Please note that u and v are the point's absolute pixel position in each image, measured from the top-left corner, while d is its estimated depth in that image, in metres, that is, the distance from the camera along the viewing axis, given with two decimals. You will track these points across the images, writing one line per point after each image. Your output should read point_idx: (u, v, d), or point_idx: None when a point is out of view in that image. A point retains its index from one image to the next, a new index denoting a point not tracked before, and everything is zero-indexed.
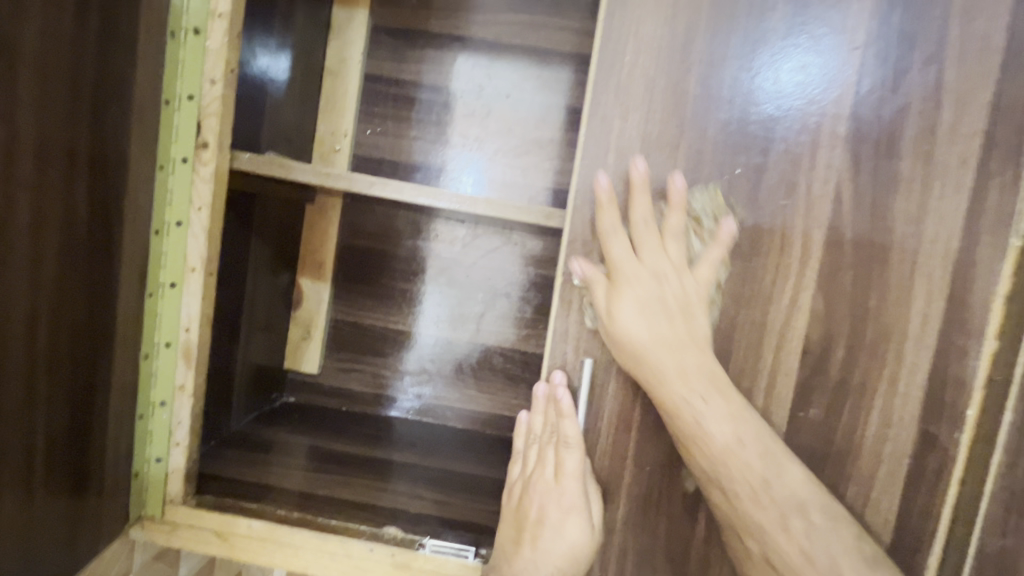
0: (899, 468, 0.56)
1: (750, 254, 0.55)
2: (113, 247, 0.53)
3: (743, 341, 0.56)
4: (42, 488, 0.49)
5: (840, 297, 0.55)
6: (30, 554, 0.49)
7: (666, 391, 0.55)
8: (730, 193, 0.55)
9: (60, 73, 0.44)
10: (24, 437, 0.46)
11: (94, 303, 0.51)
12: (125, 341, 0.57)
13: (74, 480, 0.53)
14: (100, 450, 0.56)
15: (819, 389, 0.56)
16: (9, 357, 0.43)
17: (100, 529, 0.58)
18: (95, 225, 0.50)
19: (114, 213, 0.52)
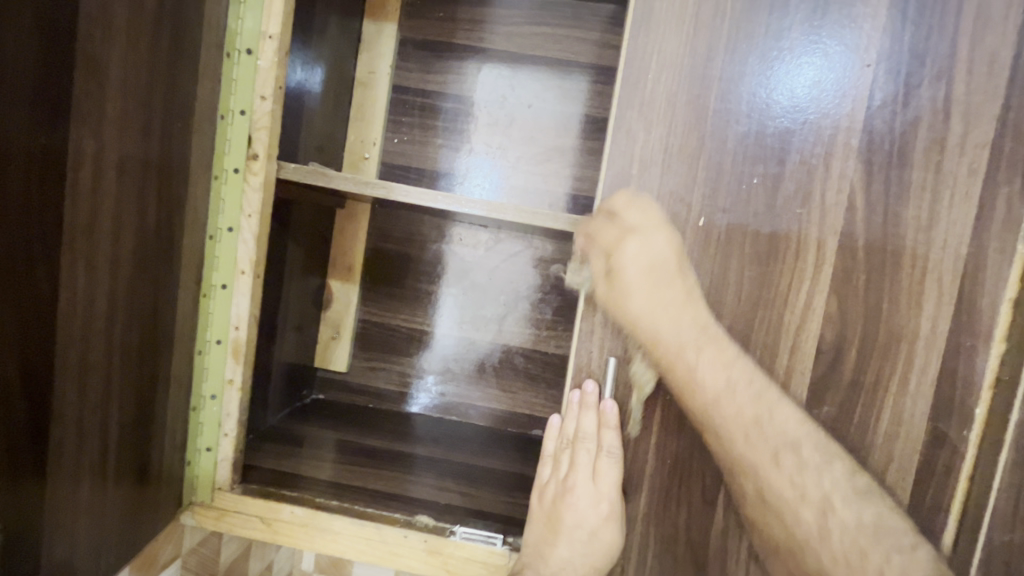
0: (910, 464, 0.59)
1: (767, 259, 0.58)
2: (175, 250, 0.57)
3: (760, 341, 0.59)
4: (113, 471, 0.53)
5: (853, 301, 0.58)
6: (101, 531, 0.53)
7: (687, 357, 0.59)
8: (749, 202, 0.58)
9: (138, 92, 0.48)
10: (101, 423, 0.50)
11: (159, 301, 0.56)
12: (182, 337, 0.61)
13: (138, 466, 0.57)
14: (160, 439, 0.60)
15: (832, 387, 0.59)
16: (92, 349, 0.47)
17: (158, 513, 0.62)
18: (161, 230, 0.54)
19: (176, 219, 0.56)
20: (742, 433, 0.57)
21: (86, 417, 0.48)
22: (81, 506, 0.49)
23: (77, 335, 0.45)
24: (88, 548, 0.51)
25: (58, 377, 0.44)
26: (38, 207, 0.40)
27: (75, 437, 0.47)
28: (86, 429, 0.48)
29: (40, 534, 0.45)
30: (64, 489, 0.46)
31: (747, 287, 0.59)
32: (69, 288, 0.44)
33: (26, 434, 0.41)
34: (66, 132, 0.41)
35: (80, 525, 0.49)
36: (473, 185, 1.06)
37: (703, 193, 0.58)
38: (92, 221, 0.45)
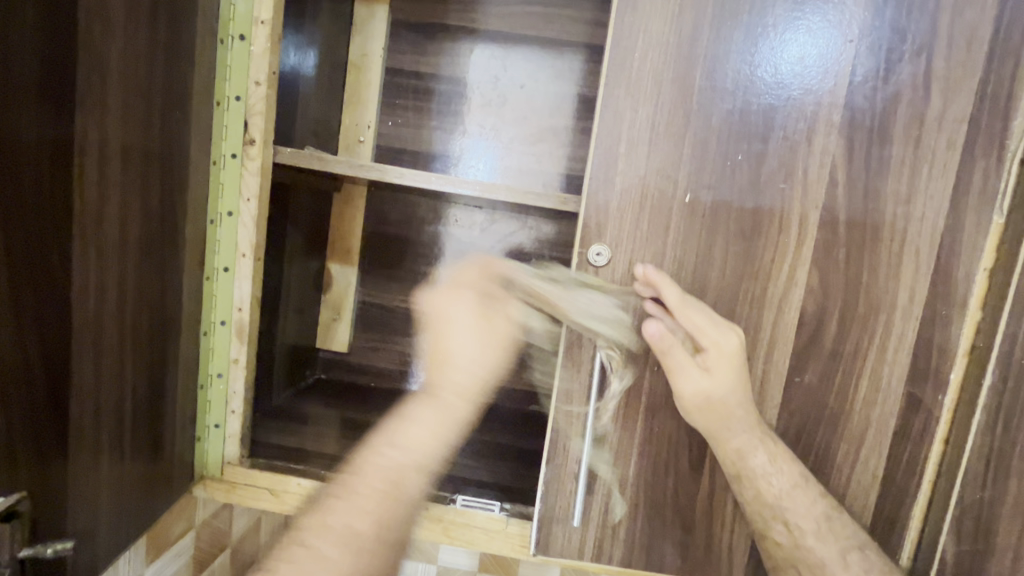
0: (887, 428, 0.62)
1: (751, 234, 0.60)
2: (178, 235, 0.59)
3: (744, 313, 0.61)
4: (129, 446, 0.56)
5: (834, 273, 0.60)
6: (122, 501, 0.56)
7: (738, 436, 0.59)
8: (733, 178, 0.60)
9: (137, 81, 0.50)
10: (117, 401, 0.53)
11: (166, 283, 0.58)
12: (188, 319, 0.64)
13: (152, 442, 0.60)
14: (171, 416, 0.63)
15: (813, 356, 0.62)
16: (104, 331, 0.50)
17: (172, 486, 0.65)
18: (164, 216, 0.56)
19: (178, 205, 0.58)
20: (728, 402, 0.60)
21: (103, 395, 0.50)
22: (103, 477, 0.52)
23: (93, 317, 0.48)
24: (109, 517, 0.54)
25: (76, 357, 0.46)
26: (52, 196, 0.42)
27: (95, 415, 0.50)
28: (102, 407, 0.51)
29: (68, 501, 0.48)
30: (86, 461, 0.49)
31: (731, 262, 0.61)
32: (82, 273, 0.46)
33: (49, 409, 0.44)
34: (74, 122, 0.43)
35: (101, 495, 0.52)
36: (469, 168, 1.07)
37: (689, 171, 0.60)
38: (100, 209, 0.47)
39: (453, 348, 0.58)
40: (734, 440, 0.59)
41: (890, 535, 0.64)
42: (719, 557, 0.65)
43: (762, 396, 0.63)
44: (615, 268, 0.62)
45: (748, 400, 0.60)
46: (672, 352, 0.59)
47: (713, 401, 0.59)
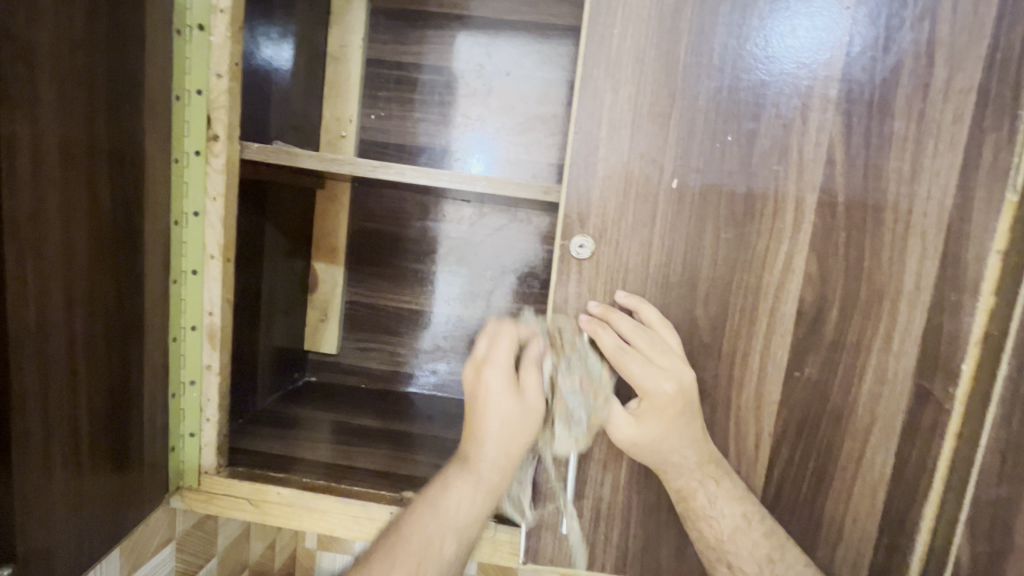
0: (894, 423, 0.58)
1: (744, 220, 0.56)
2: (136, 237, 0.56)
3: (738, 304, 0.58)
4: (89, 460, 0.53)
5: (834, 259, 0.56)
6: (83, 517, 0.54)
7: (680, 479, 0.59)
8: (723, 161, 0.56)
9: (77, 75, 0.47)
10: (71, 414, 0.50)
11: (124, 288, 0.55)
12: (154, 325, 0.61)
13: (117, 454, 0.57)
14: (139, 427, 0.60)
15: (813, 349, 0.58)
16: (51, 341, 0.47)
17: (144, 498, 0.63)
18: (119, 218, 0.54)
19: (135, 206, 0.56)
20: None
21: (53, 408, 0.48)
22: (57, 494, 0.50)
23: (35, 327, 0.45)
24: (69, 534, 0.52)
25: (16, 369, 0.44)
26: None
27: (44, 429, 0.47)
28: (53, 420, 0.48)
29: (14, 521, 0.45)
30: (35, 478, 0.47)
31: (723, 250, 0.57)
32: (20, 280, 0.43)
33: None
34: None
35: (56, 512, 0.50)
36: (471, 166, 1.04)
37: (675, 154, 0.56)
38: (38, 212, 0.44)
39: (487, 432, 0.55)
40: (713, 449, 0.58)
41: (900, 536, 0.60)
42: None
43: (759, 392, 0.59)
44: (599, 260, 0.58)
45: (692, 441, 0.57)
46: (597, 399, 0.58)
47: (644, 448, 0.57)
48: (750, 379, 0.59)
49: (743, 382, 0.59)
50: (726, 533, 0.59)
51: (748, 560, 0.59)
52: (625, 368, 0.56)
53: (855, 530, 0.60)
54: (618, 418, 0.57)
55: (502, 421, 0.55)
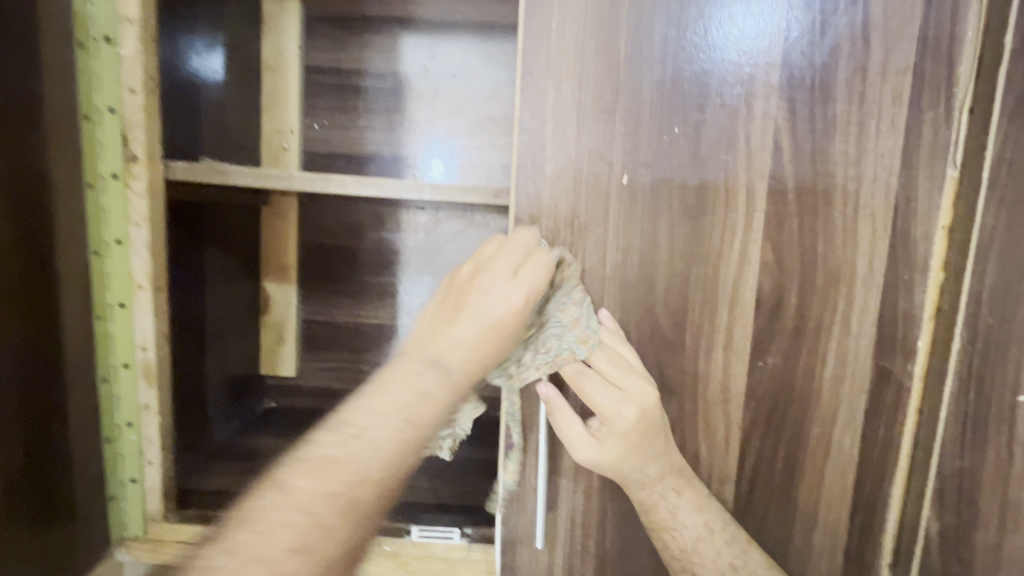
0: (858, 405, 0.58)
1: (698, 212, 0.55)
2: (49, 272, 0.52)
3: (698, 298, 0.57)
4: (7, 522, 0.48)
5: (788, 246, 0.56)
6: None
7: (645, 492, 0.57)
8: (672, 153, 0.54)
9: None
10: None
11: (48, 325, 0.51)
12: (78, 366, 0.56)
13: (42, 511, 0.52)
14: (67, 478, 0.55)
15: (775, 336, 0.57)
16: None
17: (80, 555, 0.57)
18: (25, 252, 0.49)
19: (44, 238, 0.51)
20: None
21: None
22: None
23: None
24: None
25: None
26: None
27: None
28: None
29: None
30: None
31: (679, 244, 0.56)
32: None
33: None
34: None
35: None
36: (431, 170, 1.00)
37: (623, 149, 0.54)
38: None
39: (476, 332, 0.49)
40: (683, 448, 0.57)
41: (872, 515, 0.60)
42: None
43: (725, 386, 0.58)
44: None
45: (656, 456, 0.55)
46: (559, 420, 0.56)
47: (607, 467, 0.55)
48: (716, 374, 0.58)
49: (708, 375, 0.58)
50: (689, 541, 0.57)
51: (718, 566, 0.57)
52: (587, 392, 0.55)
53: (828, 515, 0.60)
54: (580, 440, 0.55)
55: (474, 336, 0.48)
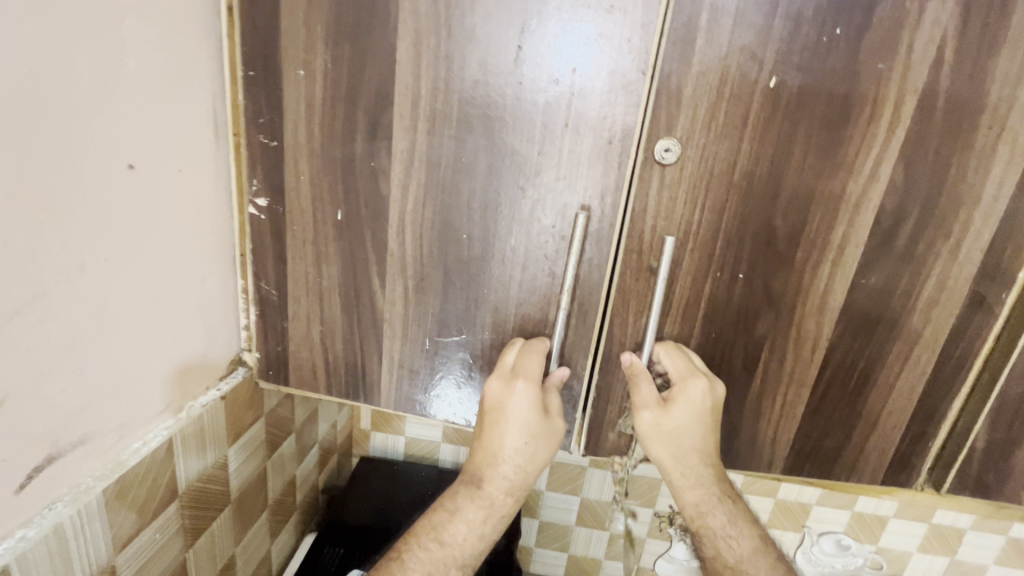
0: (944, 326, 0.62)
1: (838, 124, 0.55)
2: (257, 147, 0.62)
3: (819, 212, 0.58)
4: (292, 342, 0.71)
5: (920, 168, 0.56)
6: (163, 361, 0.59)
7: (663, 442, 0.64)
8: (826, 58, 0.53)
9: (297, 55, 0.58)
10: (298, 313, 0.69)
11: (286, 202, 0.64)
12: (251, 217, 0.65)
13: (283, 335, 0.71)
14: (263, 307, 0.70)
15: (883, 258, 0.60)
16: (315, 271, 0.66)
17: (266, 360, 0.72)
18: (268, 141, 0.62)
19: (257, 115, 0.61)
20: (784, 294, 0.62)
21: (307, 311, 0.68)
22: (337, 355, 0.70)
23: (315, 249, 0.65)
24: (353, 382, 0.72)
25: (360, 288, 0.66)
26: (337, 177, 0.62)
27: (327, 328, 0.69)
28: (316, 319, 0.69)
29: (322, 357, 0.71)
30: (408, 355, 0.69)
31: (810, 157, 0.56)
32: (372, 235, 0.64)
33: (311, 294, 0.67)
34: (379, 138, 0.60)
35: (343, 373, 0.71)
36: None
37: (776, 49, 0.53)
38: (321, 186, 0.62)
39: (667, 427, 0.64)
40: (758, 345, 0.64)
41: (930, 424, 0.67)
42: (761, 447, 0.70)
43: (823, 301, 0.62)
44: (684, 166, 0.57)
45: (739, 349, 0.65)
46: (651, 423, 0.64)
47: (683, 446, 0.65)
48: (815, 288, 0.61)
49: (811, 289, 0.61)
50: (747, 418, 0.68)
51: (769, 435, 0.69)
52: (656, 426, 0.64)
53: (888, 423, 0.67)
54: (660, 438, 0.64)
55: (677, 428, 0.64)
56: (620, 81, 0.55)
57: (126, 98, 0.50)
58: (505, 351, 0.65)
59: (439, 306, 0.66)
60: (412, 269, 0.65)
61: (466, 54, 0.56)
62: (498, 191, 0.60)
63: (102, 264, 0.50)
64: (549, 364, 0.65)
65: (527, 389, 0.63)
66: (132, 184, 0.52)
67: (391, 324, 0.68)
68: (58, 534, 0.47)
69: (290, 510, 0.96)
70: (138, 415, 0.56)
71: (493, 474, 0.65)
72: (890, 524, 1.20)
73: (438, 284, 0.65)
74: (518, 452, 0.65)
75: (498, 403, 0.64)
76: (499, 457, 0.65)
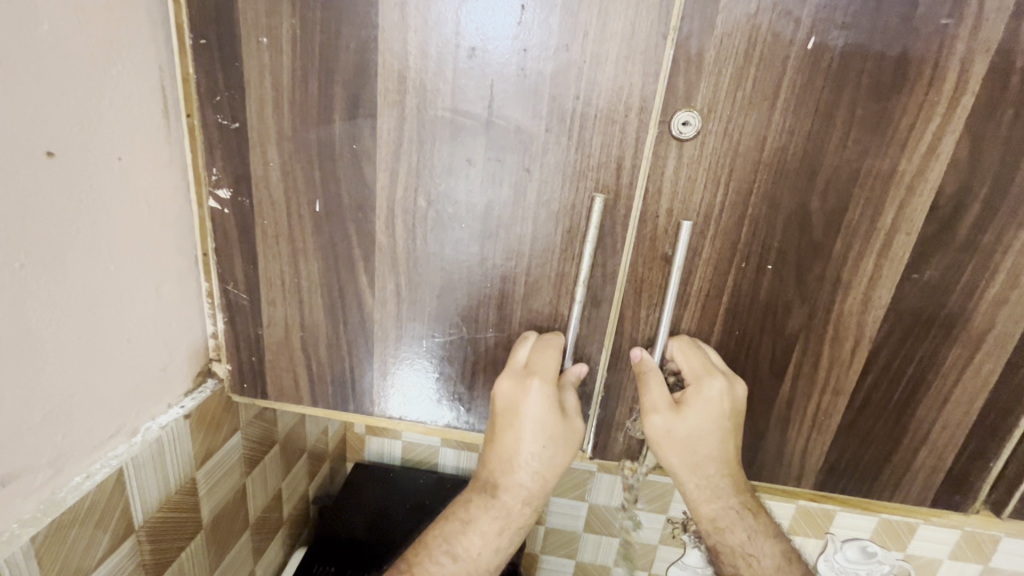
0: (1011, 328, 0.53)
1: (892, 91, 0.46)
2: (211, 130, 0.54)
3: (866, 197, 0.50)
4: (264, 350, 0.63)
5: (990, 142, 0.47)
6: (109, 378, 0.52)
7: (673, 450, 0.57)
8: (880, 9, 0.44)
9: (249, 21, 0.49)
10: (269, 318, 0.61)
11: (247, 194, 0.56)
12: (210, 211, 0.58)
13: (254, 342, 0.63)
14: (230, 312, 0.62)
15: (941, 250, 0.51)
16: (285, 271, 0.58)
17: (237, 371, 0.65)
18: (224, 123, 0.54)
19: (209, 93, 0.53)
20: (821, 292, 0.54)
21: (278, 316, 0.61)
22: (314, 365, 0.63)
23: (283, 246, 0.57)
24: (334, 394, 0.65)
25: (335, 290, 0.59)
26: (303, 164, 0.54)
27: (301, 335, 0.62)
28: (289, 324, 0.61)
29: (297, 366, 0.63)
30: (393, 362, 0.62)
31: (858, 130, 0.48)
32: (348, 231, 0.56)
33: (282, 297, 0.60)
34: (350, 117, 0.51)
35: (321, 384, 0.64)
36: None
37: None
38: (287, 175, 0.54)
39: (681, 432, 0.56)
40: (789, 349, 0.56)
41: (991, 439, 0.58)
42: (790, 462, 0.62)
43: (867, 299, 0.53)
44: (712, 145, 0.49)
45: (767, 353, 0.57)
46: (662, 430, 0.56)
47: (696, 453, 0.57)
48: (858, 284, 0.53)
49: (853, 286, 0.53)
50: (775, 430, 0.60)
51: (800, 450, 0.61)
52: (668, 433, 0.56)
53: (940, 437, 0.59)
54: (671, 446, 0.57)
55: (691, 435, 0.56)
56: (631, 43, 0.46)
57: (43, 75, 0.42)
58: (517, 346, 0.57)
59: (428, 309, 0.58)
60: (395, 269, 0.57)
61: (447, 15, 0.47)
62: (486, 177, 0.52)
63: (20, 270, 0.42)
64: (564, 361, 0.57)
65: (542, 389, 0.55)
66: (56, 174, 0.44)
67: (375, 330, 0.60)
68: None
69: (277, 525, 0.90)
70: (81, 442, 0.49)
71: (493, 490, 0.58)
72: (921, 530, 1.12)
73: (426, 284, 0.57)
74: (534, 457, 0.57)
75: (511, 403, 0.57)
76: (504, 468, 0.58)
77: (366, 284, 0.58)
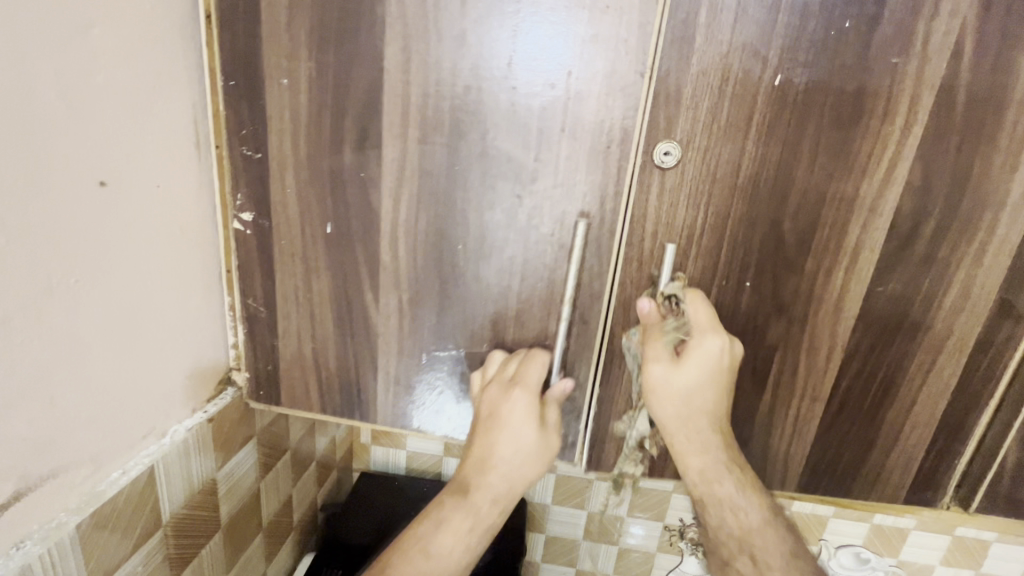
0: (969, 335, 0.58)
1: (850, 123, 0.52)
2: (239, 158, 0.60)
3: (832, 217, 0.55)
4: (281, 359, 0.68)
5: (940, 167, 0.53)
6: (143, 384, 0.57)
7: (676, 422, 0.61)
8: (837, 52, 0.50)
9: (276, 63, 0.55)
10: (286, 329, 0.66)
11: (269, 216, 0.61)
12: (235, 231, 0.63)
13: (273, 352, 0.68)
14: (251, 324, 0.67)
15: (902, 264, 0.56)
16: (303, 286, 0.63)
17: (256, 378, 0.70)
18: (250, 152, 0.59)
19: (237, 125, 0.58)
20: (796, 303, 0.58)
21: (296, 327, 0.66)
22: (328, 373, 0.68)
23: (302, 263, 0.63)
24: (346, 400, 0.69)
25: (348, 303, 0.64)
26: (321, 188, 0.59)
27: (316, 345, 0.66)
28: (305, 335, 0.66)
29: (312, 374, 0.68)
30: (401, 370, 0.66)
31: (821, 157, 0.53)
32: (362, 248, 0.61)
33: (300, 310, 0.65)
34: (365, 147, 0.57)
35: (334, 391, 0.69)
36: None
37: (781, 44, 0.50)
38: (306, 198, 0.60)
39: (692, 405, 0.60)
40: (768, 356, 0.61)
41: (957, 438, 0.63)
42: (774, 464, 0.66)
43: (838, 309, 0.58)
44: (689, 171, 0.54)
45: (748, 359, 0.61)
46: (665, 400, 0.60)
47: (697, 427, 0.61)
48: (829, 295, 0.58)
49: (825, 297, 0.58)
50: (758, 432, 0.64)
51: (783, 451, 0.65)
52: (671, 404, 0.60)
53: (910, 437, 0.63)
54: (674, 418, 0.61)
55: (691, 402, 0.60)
56: (617, 81, 0.52)
57: (97, 114, 0.48)
58: (509, 359, 0.62)
59: (434, 320, 0.63)
60: (404, 283, 0.62)
61: (453, 58, 0.53)
62: (488, 200, 0.57)
63: (72, 286, 0.48)
64: (551, 375, 0.62)
65: (525, 400, 0.60)
66: (104, 202, 0.50)
67: (386, 339, 0.65)
68: (27, 574, 0.45)
69: (287, 530, 0.93)
70: (118, 442, 0.54)
71: (495, 490, 0.62)
72: (912, 535, 1.15)
73: (432, 297, 0.62)
74: (506, 462, 0.62)
75: (492, 410, 0.61)
76: (482, 472, 0.62)
77: (376, 297, 0.63)
